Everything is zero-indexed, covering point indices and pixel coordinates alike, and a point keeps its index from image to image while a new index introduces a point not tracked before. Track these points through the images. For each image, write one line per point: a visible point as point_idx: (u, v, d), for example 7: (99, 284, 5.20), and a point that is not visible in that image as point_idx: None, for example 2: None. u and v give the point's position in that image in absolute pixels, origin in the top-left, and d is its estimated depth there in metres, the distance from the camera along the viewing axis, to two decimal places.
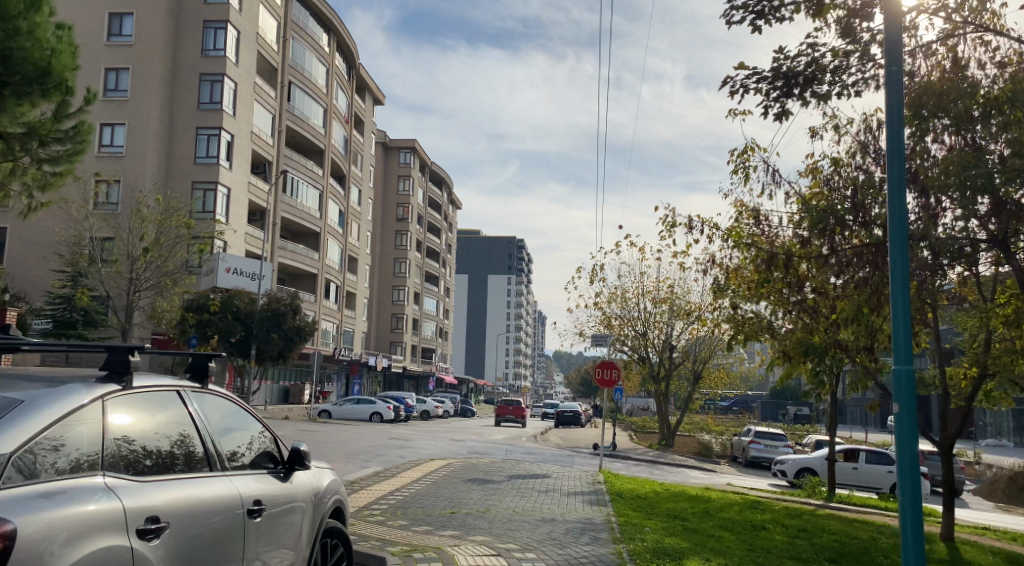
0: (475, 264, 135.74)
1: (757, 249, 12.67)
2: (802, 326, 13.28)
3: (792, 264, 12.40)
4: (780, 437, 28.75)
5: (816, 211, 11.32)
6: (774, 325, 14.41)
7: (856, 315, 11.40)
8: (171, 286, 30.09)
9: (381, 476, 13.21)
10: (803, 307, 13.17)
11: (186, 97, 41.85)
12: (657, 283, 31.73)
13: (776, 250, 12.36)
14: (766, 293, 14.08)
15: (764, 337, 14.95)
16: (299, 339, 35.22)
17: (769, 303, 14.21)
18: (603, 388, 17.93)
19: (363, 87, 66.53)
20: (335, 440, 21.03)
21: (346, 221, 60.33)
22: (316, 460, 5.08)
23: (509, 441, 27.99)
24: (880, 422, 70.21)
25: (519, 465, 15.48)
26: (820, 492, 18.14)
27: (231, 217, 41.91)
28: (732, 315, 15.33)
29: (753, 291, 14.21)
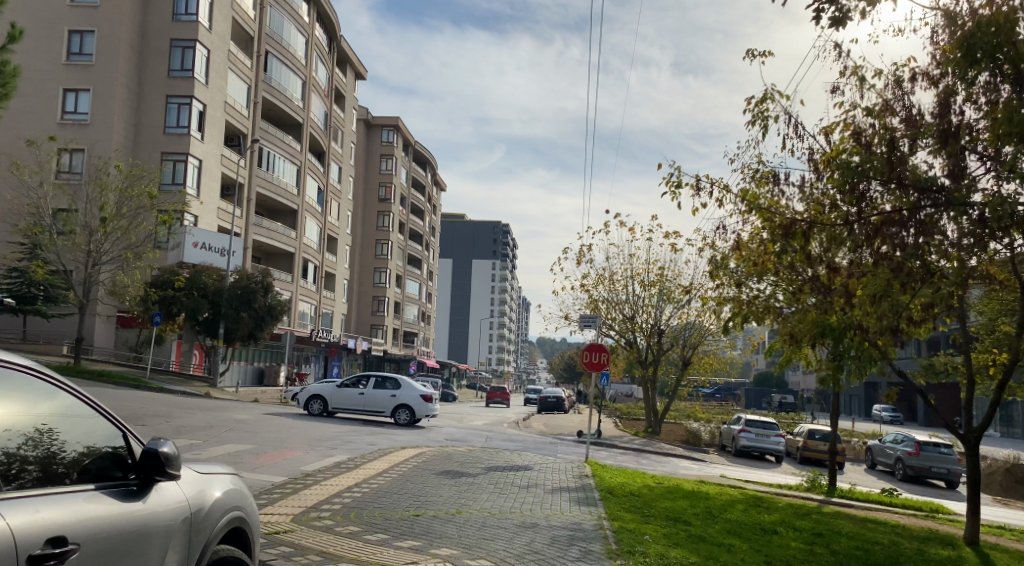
0: (460, 248, 134.11)
1: (769, 218, 11.35)
2: (814, 305, 12.00)
3: (811, 235, 11.08)
4: (771, 426, 27.60)
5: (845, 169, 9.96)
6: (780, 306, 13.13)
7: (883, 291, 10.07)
8: (133, 260, 28.35)
9: (344, 467, 11.82)
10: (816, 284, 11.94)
11: (155, 63, 39.83)
12: (646, 265, 30.47)
13: (793, 219, 11.04)
14: (773, 269, 12.77)
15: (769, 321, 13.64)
16: (271, 319, 33.32)
17: (776, 280, 12.91)
18: (591, 372, 16.57)
19: (344, 61, 64.55)
20: (302, 425, 19.64)
21: (325, 199, 58.57)
22: (207, 464, 3.65)
23: (489, 427, 26.71)
24: (864, 411, 69.61)
25: (497, 455, 14.12)
26: (820, 486, 17.00)
27: (203, 190, 40.18)
28: (732, 296, 14.01)
29: (760, 267, 12.92)
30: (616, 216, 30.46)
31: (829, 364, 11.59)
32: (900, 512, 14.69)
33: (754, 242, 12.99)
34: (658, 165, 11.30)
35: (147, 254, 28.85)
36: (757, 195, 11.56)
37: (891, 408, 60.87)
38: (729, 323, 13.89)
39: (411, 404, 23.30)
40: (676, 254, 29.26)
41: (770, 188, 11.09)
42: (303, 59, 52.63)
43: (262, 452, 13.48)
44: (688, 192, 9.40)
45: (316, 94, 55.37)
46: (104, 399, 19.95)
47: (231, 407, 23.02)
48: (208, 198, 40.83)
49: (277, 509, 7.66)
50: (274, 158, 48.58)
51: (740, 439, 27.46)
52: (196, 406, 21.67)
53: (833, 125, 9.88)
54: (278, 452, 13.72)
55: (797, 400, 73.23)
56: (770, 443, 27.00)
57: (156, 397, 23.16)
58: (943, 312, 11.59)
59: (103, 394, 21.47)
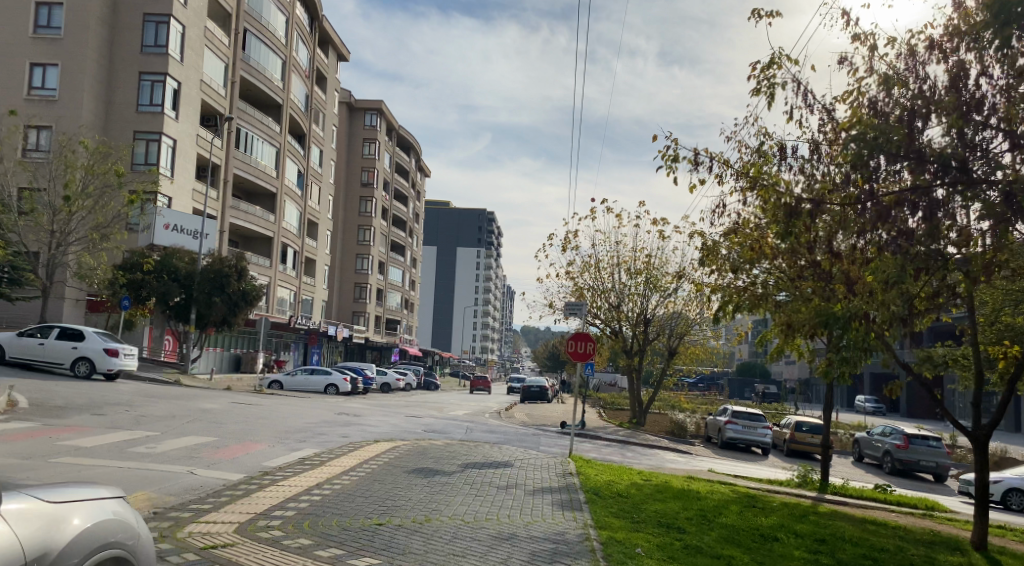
0: (444, 235, 132.90)
1: (772, 199, 10.48)
2: (815, 294, 11.20)
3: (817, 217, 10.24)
4: (758, 417, 27.01)
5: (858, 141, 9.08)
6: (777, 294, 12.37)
7: (896, 279, 9.26)
8: (100, 241, 27.09)
9: (312, 463, 10.96)
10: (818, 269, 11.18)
11: (127, 38, 38.37)
12: (633, 252, 29.68)
13: (797, 198, 10.17)
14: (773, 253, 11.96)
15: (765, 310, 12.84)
16: (244, 305, 32.11)
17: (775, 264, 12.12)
18: (576, 362, 15.78)
19: (326, 42, 63.06)
20: (272, 415, 18.75)
21: (304, 182, 57.33)
22: (66, 492, 3.15)
23: (470, 418, 25.92)
24: (847, 402, 69.51)
25: (476, 449, 13.35)
26: (813, 483, 16.41)
27: (177, 171, 38.90)
28: (725, 285, 13.20)
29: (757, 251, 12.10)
30: (604, 201, 29.64)
31: (833, 355, 10.84)
32: (895, 509, 14.11)
33: (756, 218, 12.12)
34: (653, 136, 10.67)
35: (117, 235, 27.65)
36: (759, 171, 10.71)
37: (875, 399, 60.78)
38: (720, 312, 13.08)
39: (93, 356, 22.58)
40: (664, 241, 28.52)
41: (774, 164, 10.27)
42: (282, 38, 51.22)
43: (223, 446, 12.60)
44: (690, 161, 8.49)
45: (296, 75, 53.97)
46: (63, 386, 18.93)
47: (200, 396, 22.04)
48: (183, 179, 39.55)
49: (223, 516, 6.77)
50: (252, 140, 47.23)
51: (727, 431, 26.84)
52: (161, 394, 20.64)
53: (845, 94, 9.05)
54: (242, 446, 12.85)
55: (781, 390, 73.06)
56: (757, 435, 26.43)
57: (122, 383, 22.14)
58: (950, 299, 10.87)
59: (63, 381, 20.44)
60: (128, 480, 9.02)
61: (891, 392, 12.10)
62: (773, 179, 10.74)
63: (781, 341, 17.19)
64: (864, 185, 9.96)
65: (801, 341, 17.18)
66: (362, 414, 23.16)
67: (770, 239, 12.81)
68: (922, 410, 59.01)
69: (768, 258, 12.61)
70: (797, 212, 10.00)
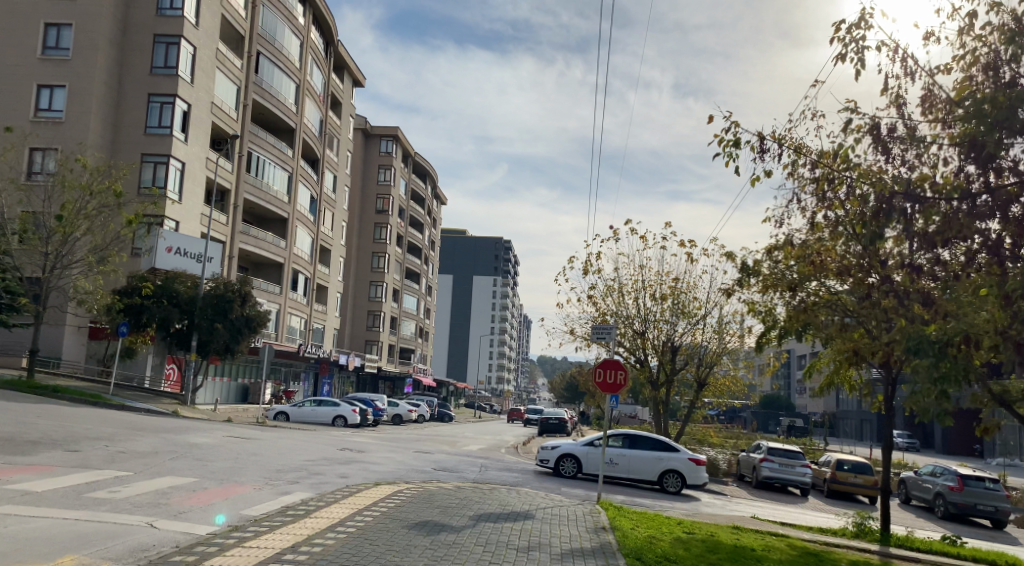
0: (461, 264, 131.68)
1: (857, 198, 8.87)
2: (902, 315, 9.33)
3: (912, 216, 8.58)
4: (796, 455, 25.03)
5: (972, 125, 7.37)
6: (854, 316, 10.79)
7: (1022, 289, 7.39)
8: (96, 265, 25.83)
9: (296, 512, 9.23)
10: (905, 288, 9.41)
11: (137, 59, 37.67)
12: (658, 276, 28.05)
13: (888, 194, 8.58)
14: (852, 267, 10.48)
15: (837, 341, 11.15)
16: (249, 332, 30.40)
17: (854, 283, 10.53)
18: (604, 394, 14.01)
19: (341, 68, 62.54)
20: (269, 451, 17.14)
21: (318, 209, 56.39)
22: None
23: (485, 453, 24.12)
24: (876, 437, 66.82)
25: (491, 495, 11.60)
26: (871, 533, 14.53)
27: (185, 195, 37.87)
28: (792, 307, 11.70)
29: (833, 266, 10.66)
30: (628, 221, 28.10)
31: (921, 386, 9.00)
32: None
33: (826, 224, 10.63)
34: (713, 123, 9.79)
35: (115, 258, 26.39)
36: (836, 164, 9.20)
37: (908, 435, 58.23)
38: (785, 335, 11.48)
39: None
40: (692, 264, 26.90)
41: (856, 151, 8.78)
42: (297, 62, 50.61)
43: (200, 489, 10.92)
44: (763, 140, 7.08)
45: (310, 100, 53.25)
46: (43, 418, 17.42)
47: (193, 429, 20.43)
48: (191, 203, 38.52)
49: None
50: (264, 164, 46.27)
51: (762, 469, 24.88)
52: (151, 427, 19.10)
53: (949, 61, 7.52)
54: (223, 490, 11.16)
55: (808, 424, 70.41)
56: (796, 474, 24.44)
57: (111, 416, 20.52)
58: None
59: (47, 412, 18.92)
60: (69, 536, 7.41)
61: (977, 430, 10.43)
62: (854, 171, 9.26)
63: (835, 369, 15.43)
64: (969, 176, 8.33)
65: (854, 372, 15.56)
66: (369, 450, 21.43)
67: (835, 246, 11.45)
68: (959, 445, 56.22)
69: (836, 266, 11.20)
70: (888, 207, 8.47)
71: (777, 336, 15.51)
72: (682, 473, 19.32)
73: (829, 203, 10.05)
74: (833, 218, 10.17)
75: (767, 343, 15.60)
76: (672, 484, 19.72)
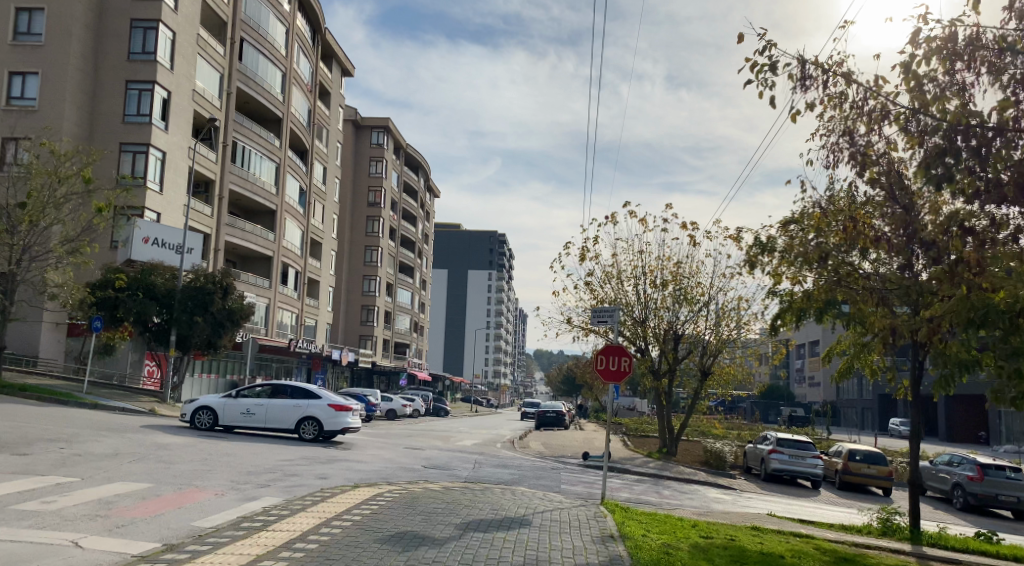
0: (456, 257, 130.26)
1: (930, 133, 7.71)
2: (968, 280, 8.19)
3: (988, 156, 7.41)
4: (807, 446, 23.84)
5: None
6: (903, 282, 9.63)
7: None
8: (65, 256, 24.39)
9: (255, 525, 7.89)
10: (970, 246, 8.27)
11: (113, 45, 36.19)
12: (659, 261, 26.85)
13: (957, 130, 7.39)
14: (906, 230, 9.29)
15: (882, 314, 9.99)
16: (231, 326, 28.98)
17: (905, 248, 9.38)
18: (608, 383, 12.71)
19: (329, 56, 61.02)
20: (247, 451, 15.90)
21: (307, 201, 55.03)
22: None
23: (480, 449, 22.91)
24: (878, 425, 65.92)
25: (484, 499, 10.30)
26: (899, 530, 13.38)
27: (166, 186, 36.45)
28: (831, 276, 10.57)
29: (886, 226, 9.44)
30: (626, 204, 26.92)
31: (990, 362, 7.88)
32: None
33: (875, 178, 9.48)
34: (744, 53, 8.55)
35: (87, 249, 25.03)
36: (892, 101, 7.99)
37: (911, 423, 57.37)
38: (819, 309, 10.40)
39: None
40: (695, 248, 25.74)
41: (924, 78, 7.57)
42: (283, 49, 49.09)
43: (153, 497, 9.64)
44: None
45: (297, 88, 51.76)
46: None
47: (169, 428, 19.16)
48: (174, 194, 37.13)
49: None
50: (250, 154, 44.88)
51: (772, 461, 23.69)
52: (119, 427, 17.80)
53: None
54: (180, 496, 9.85)
55: (809, 413, 69.38)
56: (807, 466, 23.25)
57: (78, 415, 19.23)
58: None
59: (7, 411, 17.63)
60: None
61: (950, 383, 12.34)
62: (910, 108, 8.17)
63: (857, 354, 14.30)
64: None
65: (878, 355, 14.47)
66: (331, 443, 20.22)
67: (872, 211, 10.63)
68: (962, 432, 55.09)
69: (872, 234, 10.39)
70: (955, 145, 7.49)
71: (794, 318, 14.28)
72: (319, 419, 19.44)
73: (882, 151, 8.85)
74: (877, 173, 9.33)
75: (782, 327, 14.40)
76: (310, 433, 19.63)
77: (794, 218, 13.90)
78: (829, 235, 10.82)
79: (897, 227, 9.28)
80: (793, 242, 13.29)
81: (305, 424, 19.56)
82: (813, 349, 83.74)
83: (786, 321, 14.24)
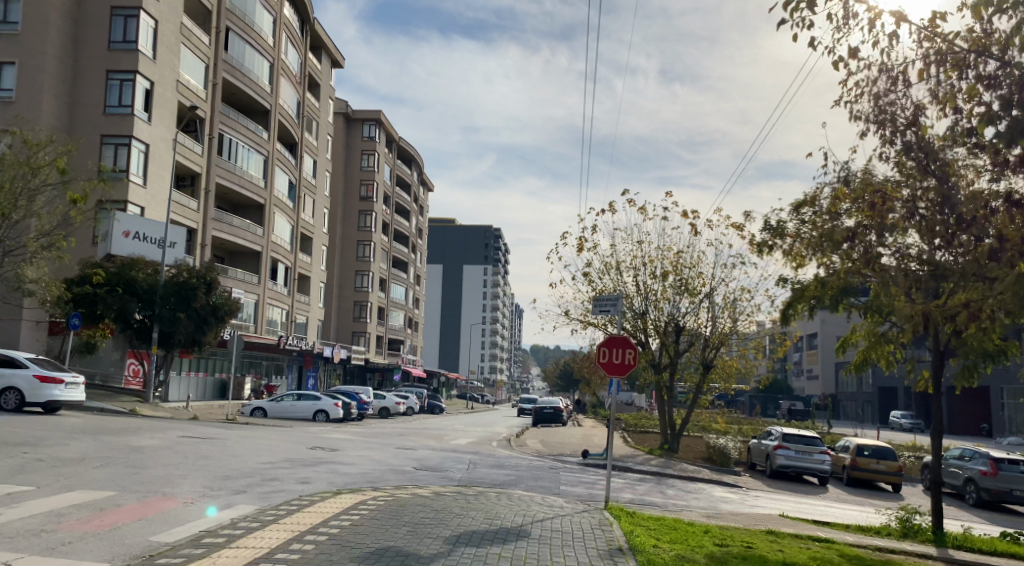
0: (450, 253, 129.15)
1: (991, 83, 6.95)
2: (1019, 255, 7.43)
3: None
4: (814, 441, 23.04)
5: None
6: (938, 263, 8.85)
7: None
8: (40, 250, 23.21)
9: (217, 541, 6.94)
10: None
11: (94, 33, 35.08)
12: (659, 251, 26.03)
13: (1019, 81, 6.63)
14: (948, 204, 8.48)
15: (910, 300, 9.23)
16: (216, 321, 28.04)
17: (942, 226, 8.58)
18: (611, 377, 11.83)
19: (319, 48, 59.91)
20: (228, 453, 14.97)
21: (298, 195, 54.00)
22: None
23: (475, 448, 22.02)
24: (879, 418, 65.33)
25: (477, 505, 9.36)
26: (921, 532, 12.50)
27: (150, 178, 35.40)
28: (856, 260, 9.78)
29: (927, 200, 8.67)
30: (624, 194, 26.05)
31: None
32: None
33: (916, 147, 8.68)
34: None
35: (63, 242, 23.90)
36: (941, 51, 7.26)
37: (912, 416, 56.83)
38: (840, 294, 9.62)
39: None
40: (696, 237, 24.95)
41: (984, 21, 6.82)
42: (270, 39, 47.98)
43: (111, 507, 8.70)
44: None
45: (285, 80, 50.65)
46: None
47: (146, 429, 18.14)
48: (158, 188, 36.08)
49: None
50: (237, 147, 43.85)
51: (777, 458, 22.87)
52: (93, 428, 16.85)
53: None
54: (141, 506, 8.88)
55: (808, 407, 68.71)
56: (813, 462, 22.47)
57: (52, 417, 18.29)
58: None
59: None
60: None
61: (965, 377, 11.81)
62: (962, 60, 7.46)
63: (872, 346, 13.49)
64: None
65: (893, 346, 13.72)
66: (48, 414, 19.26)
67: (900, 189, 9.98)
68: (964, 424, 54.52)
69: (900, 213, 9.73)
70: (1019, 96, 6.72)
71: (806, 307, 13.52)
72: (18, 390, 18.36)
73: (934, 109, 8.09)
74: (909, 143, 8.67)
75: (793, 316, 13.68)
76: (10, 403, 18.55)
77: (809, 201, 13.08)
78: (851, 214, 10.13)
79: (939, 199, 8.49)
80: (813, 227, 12.48)
81: (6, 394, 18.46)
82: (812, 343, 83.23)
83: (798, 310, 13.49)
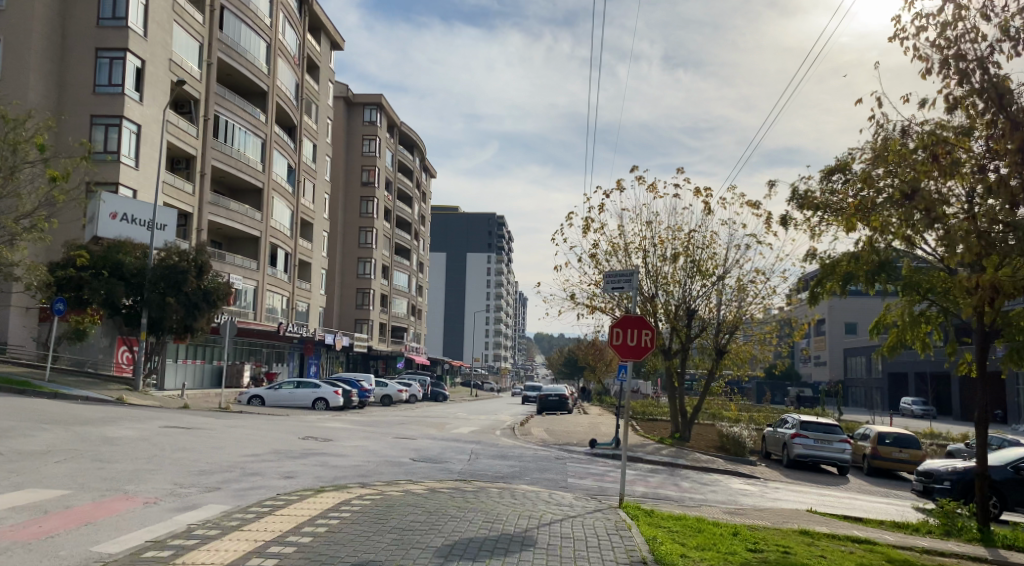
0: (453, 241, 127.92)
1: None
2: None
3: None
4: (833, 429, 21.91)
5: None
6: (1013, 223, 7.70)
7: None
8: (18, 231, 22.02)
9: (163, 554, 5.74)
10: None
11: (81, 10, 33.83)
12: (669, 230, 24.89)
13: None
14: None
15: (979, 271, 8.06)
16: (207, 307, 26.99)
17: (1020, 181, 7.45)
18: (626, 362, 10.67)
19: (318, 29, 58.58)
20: (213, 444, 13.92)
21: (297, 179, 52.86)
22: None
23: (478, 437, 20.93)
24: (889, 405, 64.12)
25: (477, 506, 8.19)
26: (965, 528, 11.35)
27: (142, 161, 34.21)
28: (912, 224, 8.69)
29: (1004, 148, 7.56)
30: (633, 170, 24.87)
31: None
32: None
33: (986, 87, 7.59)
34: None
35: (46, 224, 22.85)
36: None
37: (924, 402, 55.59)
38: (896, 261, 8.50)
39: None
40: (709, 215, 23.81)
41: None
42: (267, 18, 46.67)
43: (57, 509, 7.59)
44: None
45: (283, 61, 49.42)
46: None
47: (127, 419, 17.09)
48: (151, 170, 34.90)
49: None
50: (234, 129, 42.64)
51: (794, 447, 21.77)
52: (72, 418, 15.85)
53: None
54: (94, 508, 7.78)
55: (817, 394, 67.50)
56: (833, 451, 21.35)
57: (30, 406, 17.32)
58: None
59: None
60: None
61: (1015, 359, 10.70)
62: None
63: (912, 329, 12.34)
64: None
65: (935, 326, 12.60)
66: None
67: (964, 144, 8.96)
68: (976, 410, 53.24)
69: (966, 170, 8.72)
70: None
71: (838, 286, 12.46)
72: None
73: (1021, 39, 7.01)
74: (979, 85, 7.58)
75: (823, 295, 12.64)
76: None
77: (840, 167, 11.99)
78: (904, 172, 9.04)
79: (1019, 147, 7.39)
80: (850, 195, 11.39)
81: None
82: (819, 329, 81.95)
83: (830, 288, 12.43)
